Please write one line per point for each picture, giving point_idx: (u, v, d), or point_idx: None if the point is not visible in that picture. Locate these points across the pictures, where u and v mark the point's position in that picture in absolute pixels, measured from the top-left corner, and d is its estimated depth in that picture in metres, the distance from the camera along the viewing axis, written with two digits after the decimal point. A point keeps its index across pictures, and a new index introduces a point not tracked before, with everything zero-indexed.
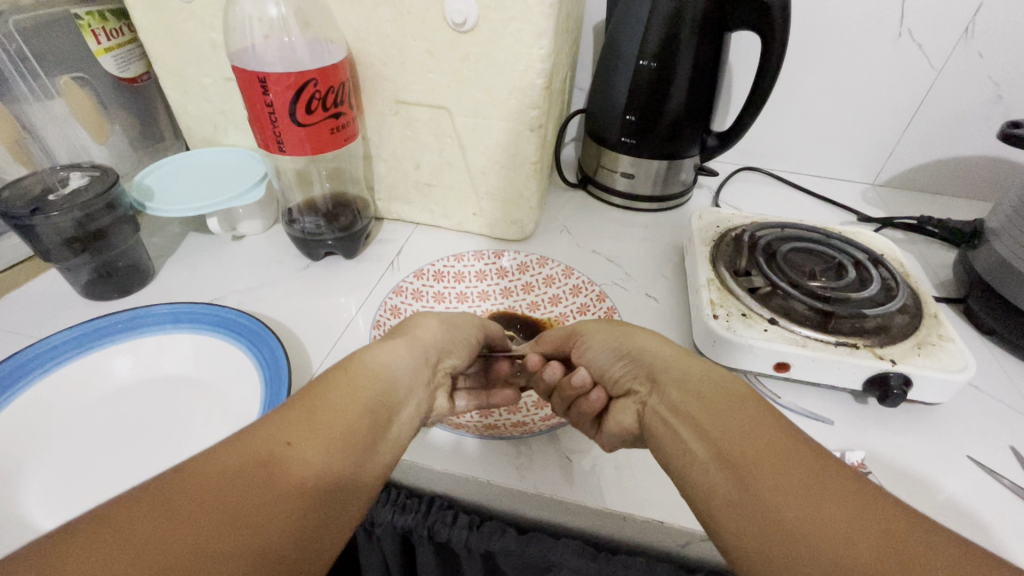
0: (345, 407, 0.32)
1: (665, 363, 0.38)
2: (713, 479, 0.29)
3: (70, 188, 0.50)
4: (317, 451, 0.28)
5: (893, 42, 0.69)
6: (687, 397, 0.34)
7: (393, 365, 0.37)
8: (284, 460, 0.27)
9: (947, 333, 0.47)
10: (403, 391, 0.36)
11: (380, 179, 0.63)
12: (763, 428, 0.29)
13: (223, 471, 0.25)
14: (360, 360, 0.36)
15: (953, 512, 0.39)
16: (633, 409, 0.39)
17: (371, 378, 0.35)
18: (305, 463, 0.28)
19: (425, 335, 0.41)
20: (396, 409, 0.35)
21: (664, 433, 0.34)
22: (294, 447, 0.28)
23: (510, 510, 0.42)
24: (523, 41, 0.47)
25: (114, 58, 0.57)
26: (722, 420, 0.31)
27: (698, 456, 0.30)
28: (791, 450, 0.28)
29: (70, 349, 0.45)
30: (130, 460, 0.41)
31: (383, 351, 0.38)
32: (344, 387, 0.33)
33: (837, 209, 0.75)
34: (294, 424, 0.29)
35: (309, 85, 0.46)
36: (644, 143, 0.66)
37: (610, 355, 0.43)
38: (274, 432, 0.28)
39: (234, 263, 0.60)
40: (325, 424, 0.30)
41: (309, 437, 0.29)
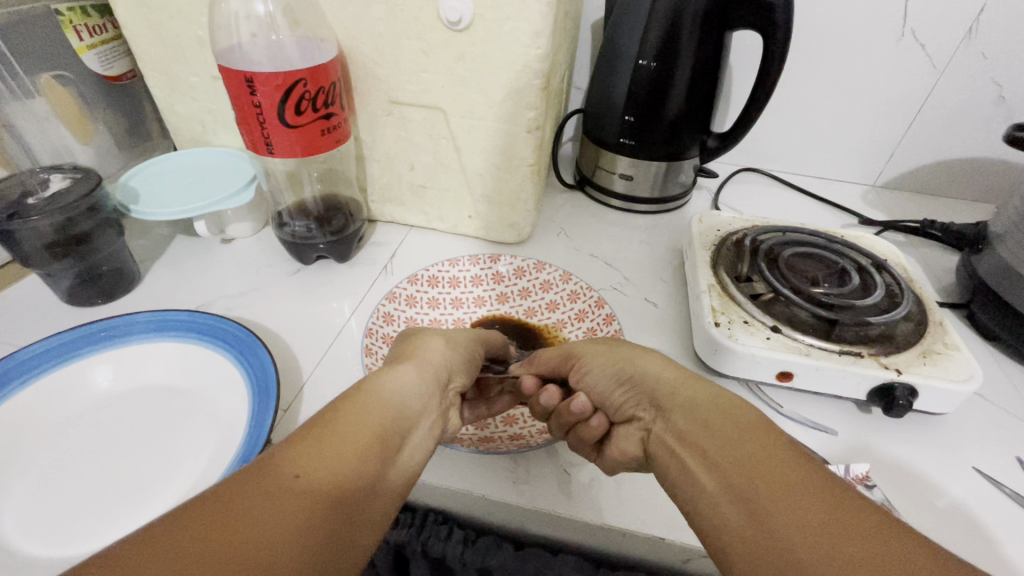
0: (356, 435, 0.30)
1: (671, 388, 0.37)
2: (725, 515, 0.28)
3: (51, 191, 0.48)
4: (327, 481, 0.27)
5: (895, 42, 0.68)
6: (694, 424, 0.33)
7: (402, 389, 0.36)
8: (293, 492, 0.26)
9: (952, 341, 0.46)
10: (415, 415, 0.35)
11: (373, 181, 0.62)
12: (772, 460, 0.29)
13: (228, 510, 0.24)
14: (369, 386, 0.35)
15: (960, 526, 0.38)
16: (637, 434, 0.38)
17: (382, 403, 0.34)
18: (316, 495, 0.26)
19: (433, 357, 0.40)
20: (408, 436, 0.33)
21: (671, 462, 0.33)
22: (302, 480, 0.26)
23: (506, 525, 0.41)
24: (519, 41, 0.46)
25: (97, 56, 0.56)
26: (730, 451, 0.30)
27: (707, 488, 0.30)
28: (803, 484, 0.27)
29: (51, 360, 0.44)
30: (112, 476, 0.39)
31: (391, 374, 0.36)
32: (353, 413, 0.32)
33: (837, 211, 0.74)
34: (303, 454, 0.28)
35: (298, 85, 0.44)
36: (644, 144, 0.65)
37: (611, 379, 0.41)
38: (282, 463, 0.27)
39: (223, 267, 0.59)
40: (336, 454, 0.29)
41: (319, 467, 0.27)
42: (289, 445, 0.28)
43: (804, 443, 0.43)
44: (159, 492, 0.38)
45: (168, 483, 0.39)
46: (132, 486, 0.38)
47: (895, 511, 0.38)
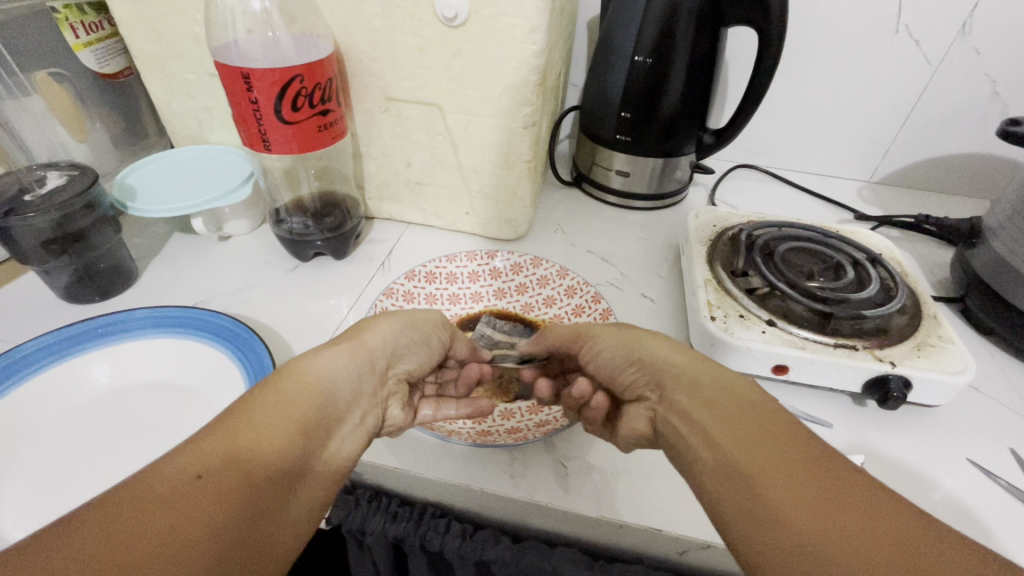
0: (269, 427, 0.30)
1: (679, 369, 0.37)
2: (725, 487, 0.29)
3: (48, 188, 0.48)
4: (234, 481, 0.27)
5: (889, 38, 0.68)
6: (696, 402, 0.34)
7: (330, 373, 0.35)
8: (193, 496, 0.25)
9: (947, 334, 0.46)
10: (342, 403, 0.34)
11: (370, 178, 0.62)
12: (772, 437, 0.29)
13: (122, 519, 0.23)
14: (291, 372, 0.34)
15: (952, 517, 0.38)
16: (645, 414, 0.38)
17: (306, 388, 0.33)
18: (220, 494, 0.26)
19: (374, 339, 0.39)
20: (332, 424, 0.33)
21: (674, 437, 0.34)
22: (203, 481, 0.26)
23: (504, 518, 0.41)
24: (515, 37, 0.46)
25: (94, 54, 0.56)
26: (732, 426, 0.31)
27: (707, 461, 0.31)
28: (803, 460, 0.28)
29: (48, 356, 0.44)
30: (109, 471, 0.39)
31: (320, 357, 0.35)
32: (270, 405, 0.31)
33: (833, 207, 0.74)
34: (205, 454, 0.27)
35: (294, 81, 0.44)
36: (640, 140, 0.65)
37: (621, 359, 0.41)
38: (185, 464, 0.26)
39: (220, 264, 0.59)
40: (245, 451, 0.28)
41: (223, 467, 0.27)
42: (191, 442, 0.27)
43: None
44: None
45: None
46: None
47: None
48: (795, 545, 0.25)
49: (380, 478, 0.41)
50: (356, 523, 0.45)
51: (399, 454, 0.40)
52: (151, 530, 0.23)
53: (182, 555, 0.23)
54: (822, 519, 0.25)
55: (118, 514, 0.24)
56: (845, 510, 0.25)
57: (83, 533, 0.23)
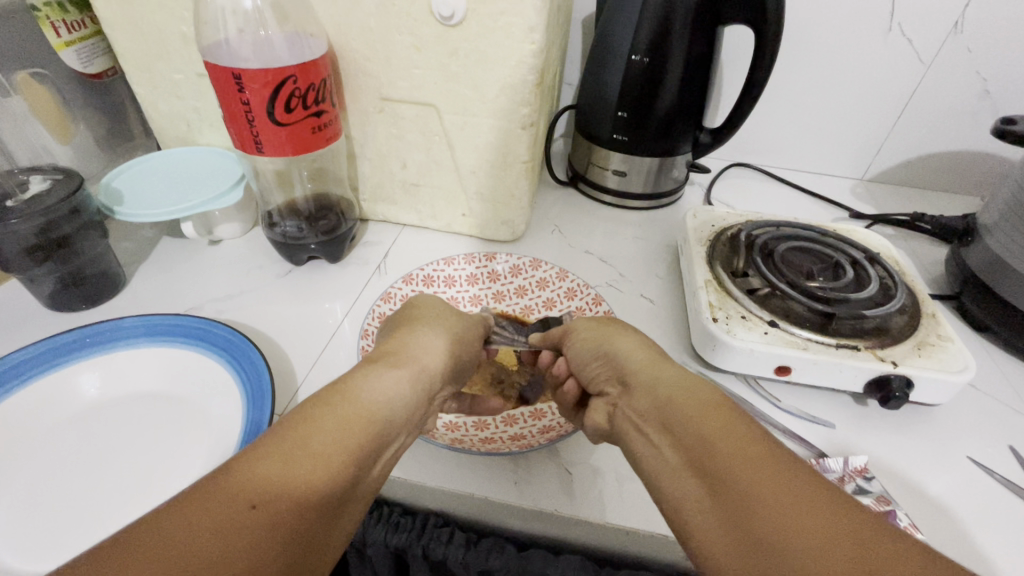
0: (326, 453, 0.28)
1: (638, 367, 0.38)
2: (688, 488, 0.29)
3: (31, 193, 0.47)
4: (288, 511, 0.25)
5: (883, 37, 0.68)
6: (656, 402, 0.34)
7: (393, 395, 0.35)
8: (249, 525, 0.24)
9: (946, 332, 0.46)
10: (394, 427, 0.34)
11: (365, 179, 0.61)
12: (730, 434, 0.29)
13: (171, 547, 0.22)
14: (348, 392, 0.33)
15: (955, 515, 0.38)
16: (605, 409, 0.39)
17: (370, 409, 0.32)
18: (274, 525, 0.24)
19: (431, 362, 0.39)
20: (381, 449, 0.32)
21: (630, 432, 0.35)
22: (260, 510, 0.24)
23: (510, 527, 0.41)
24: (513, 36, 0.45)
25: (76, 52, 0.54)
26: (692, 426, 0.31)
27: (672, 463, 0.31)
28: (761, 456, 0.27)
29: (36, 367, 0.42)
30: (102, 484, 0.38)
31: (377, 379, 0.35)
32: (328, 427, 0.30)
33: (828, 206, 0.75)
34: (261, 477, 0.25)
35: (288, 82, 0.43)
36: (637, 140, 0.64)
37: (589, 354, 0.43)
38: (241, 487, 0.25)
39: (212, 269, 0.58)
40: (303, 479, 0.26)
41: (279, 495, 0.25)
42: (245, 461, 0.26)
43: (803, 437, 0.43)
44: (153, 499, 0.37)
45: (162, 489, 0.38)
46: (125, 494, 0.38)
47: (895, 502, 0.38)
48: (752, 543, 0.25)
49: (382, 488, 0.41)
50: (358, 534, 0.44)
51: (399, 463, 0.39)
52: (203, 560, 0.22)
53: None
54: (777, 517, 0.25)
55: (167, 539, 0.22)
56: (812, 509, 0.25)
57: (132, 558, 0.21)
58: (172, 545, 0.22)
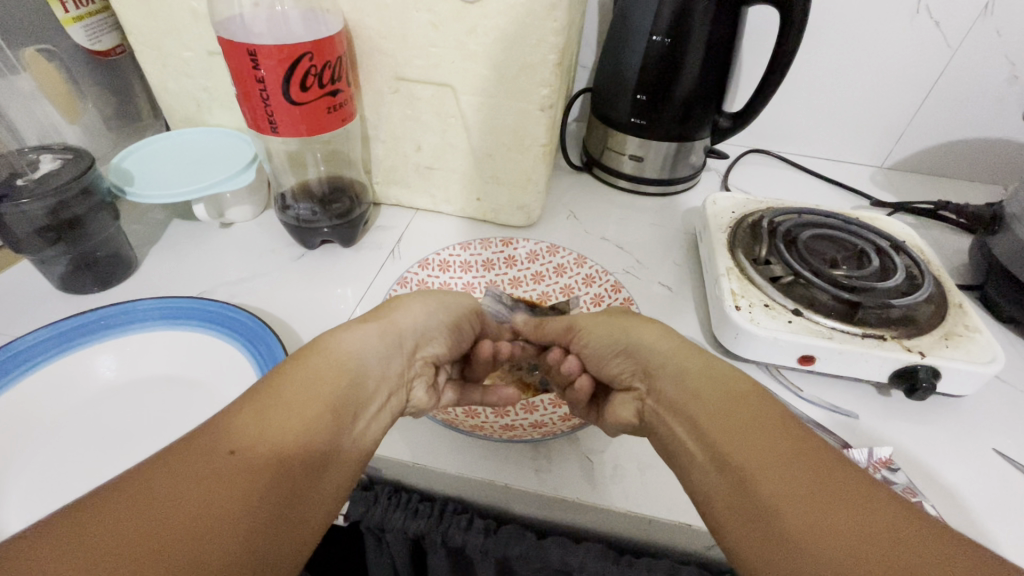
0: (302, 405, 0.28)
1: (664, 358, 0.37)
2: (713, 482, 0.29)
3: (41, 172, 0.46)
4: (268, 458, 0.25)
5: (909, 19, 0.66)
6: (682, 393, 0.34)
7: (362, 350, 0.34)
8: (226, 470, 0.24)
9: (973, 323, 0.45)
10: (373, 382, 0.33)
11: (378, 162, 0.59)
12: (761, 429, 0.29)
13: (157, 492, 0.22)
14: (320, 349, 0.33)
15: (983, 506, 0.38)
16: (633, 404, 0.38)
17: (341, 364, 0.32)
18: (252, 471, 0.24)
19: (403, 319, 0.39)
20: (362, 402, 0.32)
21: (659, 424, 0.35)
22: (237, 456, 0.25)
23: (530, 514, 0.40)
24: (535, 13, 0.44)
25: (84, 29, 0.52)
26: (719, 420, 0.30)
27: (697, 458, 0.30)
28: (792, 453, 0.27)
29: (50, 348, 0.42)
30: (118, 468, 0.38)
31: (351, 336, 0.35)
32: (304, 380, 0.30)
33: (848, 193, 0.73)
34: (239, 428, 0.26)
35: (303, 59, 0.42)
36: (655, 124, 0.63)
37: (609, 348, 0.42)
38: (215, 439, 0.25)
39: (223, 252, 0.57)
40: (278, 428, 0.27)
41: (256, 444, 0.25)
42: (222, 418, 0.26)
43: (827, 427, 0.42)
44: None
45: None
46: None
47: (921, 493, 0.38)
48: (784, 538, 0.24)
49: (402, 474, 0.40)
50: (375, 521, 0.43)
51: (420, 450, 0.39)
52: (188, 506, 0.22)
53: (213, 534, 0.22)
54: (811, 512, 0.24)
55: (150, 485, 0.23)
56: (842, 502, 0.25)
57: (125, 498, 0.22)
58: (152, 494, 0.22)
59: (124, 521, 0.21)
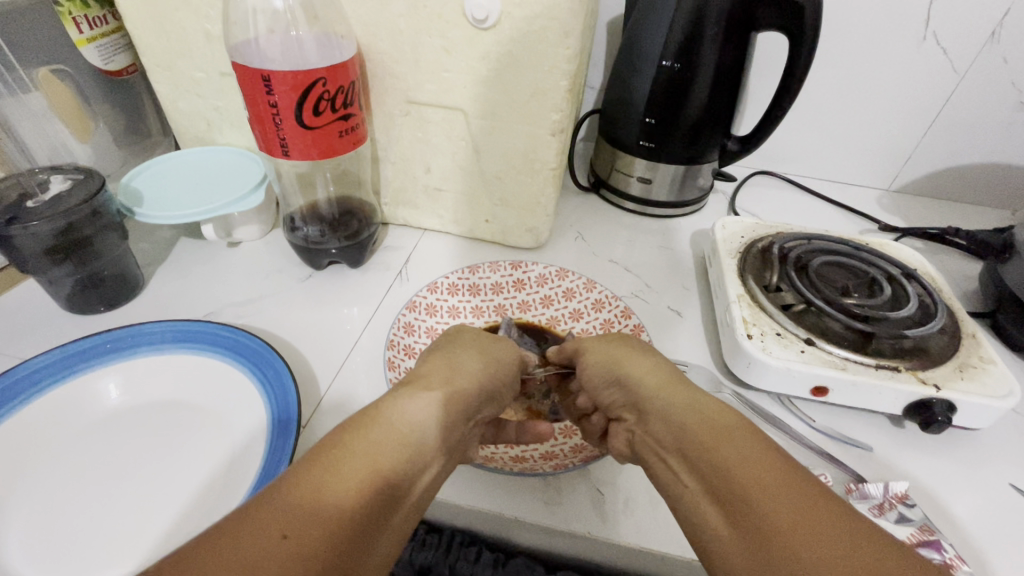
0: (359, 483, 0.27)
1: (653, 392, 0.36)
2: (706, 515, 0.28)
3: (51, 193, 0.46)
4: (320, 542, 0.24)
5: (916, 45, 0.67)
6: (670, 428, 0.33)
7: (425, 415, 0.33)
8: (279, 560, 0.22)
9: (987, 354, 0.45)
10: (432, 452, 0.32)
11: (387, 183, 0.59)
12: (750, 457, 0.28)
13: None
14: (383, 414, 0.32)
15: (1004, 544, 0.37)
16: (625, 435, 0.38)
17: (403, 432, 0.31)
18: (305, 561, 0.23)
19: (464, 380, 0.38)
20: (417, 476, 0.31)
21: (653, 459, 0.34)
22: (290, 541, 0.23)
23: (539, 546, 0.39)
24: (548, 41, 0.44)
25: (97, 49, 0.53)
26: (705, 450, 0.30)
27: (690, 491, 0.30)
28: (780, 483, 0.26)
29: (57, 372, 0.42)
30: (121, 496, 0.37)
31: (414, 402, 0.33)
32: (362, 450, 0.29)
33: (855, 217, 0.73)
34: (293, 506, 0.25)
35: (316, 85, 0.42)
36: (664, 147, 0.63)
37: (601, 377, 0.41)
38: (270, 518, 0.24)
39: (231, 272, 0.57)
40: (333, 506, 0.25)
41: (310, 526, 0.24)
42: (276, 492, 0.25)
43: (841, 460, 0.41)
44: (176, 512, 0.36)
45: (184, 505, 0.37)
46: (149, 507, 0.37)
47: (938, 531, 0.37)
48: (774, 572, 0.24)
49: None
50: None
51: None
52: None
53: None
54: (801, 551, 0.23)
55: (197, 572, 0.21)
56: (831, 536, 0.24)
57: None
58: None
59: None
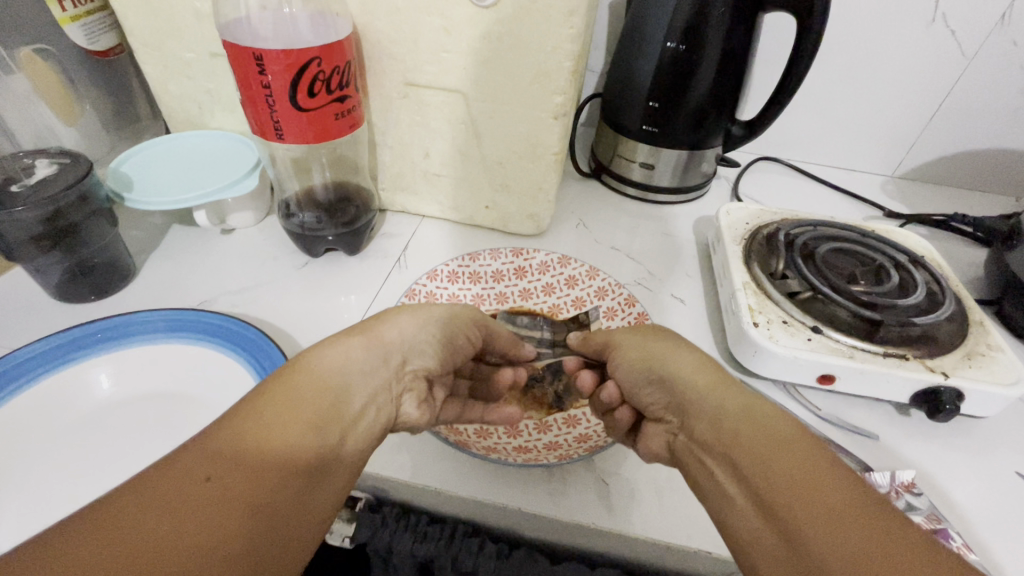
0: (284, 428, 0.27)
1: (699, 393, 0.35)
2: (757, 529, 0.27)
3: (37, 178, 0.44)
4: (245, 482, 0.25)
5: (925, 28, 0.65)
6: (719, 432, 0.32)
7: (347, 366, 0.33)
8: (197, 502, 0.23)
9: (995, 342, 0.44)
10: (358, 399, 0.32)
11: (385, 168, 0.58)
12: (813, 480, 0.27)
13: (125, 524, 0.22)
14: (302, 365, 0.31)
15: (1011, 534, 0.36)
16: (664, 436, 0.37)
17: (323, 382, 0.31)
18: (224, 502, 0.24)
19: (391, 332, 0.37)
20: (347, 421, 0.31)
21: (694, 467, 0.34)
22: (214, 483, 0.24)
23: (544, 537, 0.39)
24: (551, 19, 0.42)
25: (82, 28, 0.51)
26: (762, 464, 0.29)
27: (737, 502, 0.29)
28: (843, 502, 0.26)
29: (46, 363, 0.41)
30: (114, 488, 0.37)
31: (333, 353, 0.33)
32: (282, 398, 0.29)
33: (860, 203, 0.72)
34: (216, 452, 0.25)
35: (311, 64, 0.40)
36: (668, 132, 0.62)
37: (641, 377, 0.40)
38: (192, 464, 0.24)
39: (225, 260, 0.55)
40: (257, 453, 0.26)
41: (231, 467, 0.25)
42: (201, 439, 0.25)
43: (847, 449, 0.41)
44: None
45: None
46: None
47: (945, 519, 0.37)
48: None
49: (406, 494, 0.39)
50: (384, 545, 0.42)
51: (431, 471, 0.37)
52: (162, 541, 0.22)
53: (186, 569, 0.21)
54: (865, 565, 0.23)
55: (115, 519, 0.22)
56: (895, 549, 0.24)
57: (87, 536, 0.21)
58: (122, 530, 0.21)
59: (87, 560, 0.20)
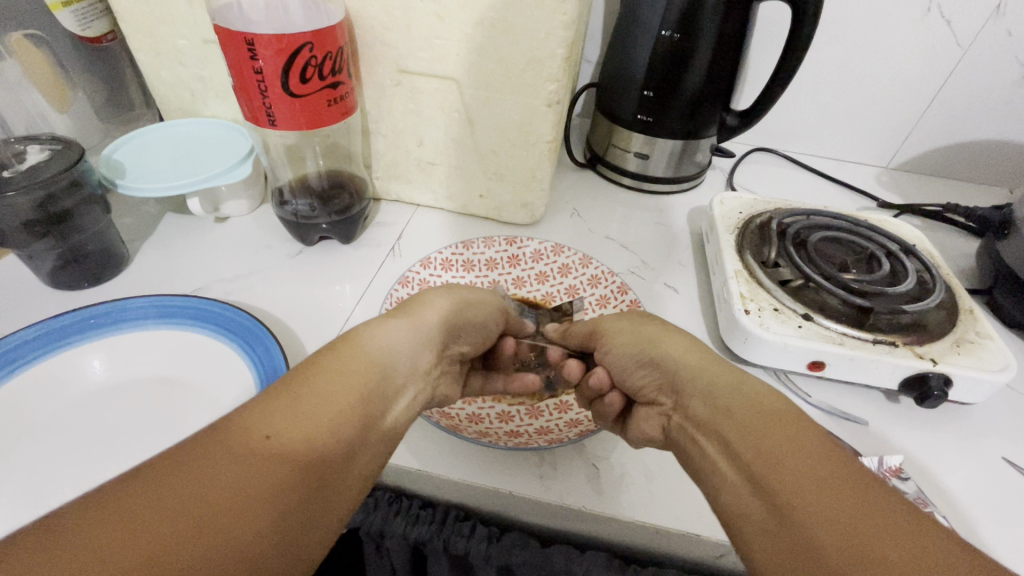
0: (336, 399, 0.28)
1: (694, 372, 0.35)
2: (747, 502, 0.27)
3: (28, 163, 0.44)
4: (299, 446, 0.25)
5: (920, 18, 0.65)
6: (715, 411, 0.32)
7: (393, 345, 0.34)
8: (257, 458, 0.24)
9: (984, 330, 0.45)
10: (401, 378, 0.33)
11: (379, 156, 0.58)
12: (804, 455, 0.27)
13: (188, 473, 0.23)
14: (352, 341, 0.32)
15: (997, 517, 0.37)
16: (658, 419, 0.37)
17: (371, 358, 0.32)
18: (282, 460, 0.24)
19: (431, 314, 0.38)
20: (391, 399, 0.32)
21: (689, 447, 0.34)
22: (270, 444, 0.25)
23: (535, 521, 0.39)
24: (544, 6, 0.42)
25: (73, 14, 0.50)
26: (755, 439, 0.29)
27: (729, 477, 0.29)
28: (832, 476, 0.26)
29: (37, 349, 0.41)
30: (107, 470, 0.37)
31: (379, 332, 0.34)
32: (333, 372, 0.30)
33: (854, 194, 0.72)
34: (271, 416, 0.26)
35: (303, 49, 0.40)
36: (663, 121, 0.62)
37: (632, 359, 0.40)
38: (249, 425, 0.25)
39: (218, 247, 0.55)
40: (310, 421, 0.27)
41: (288, 430, 0.26)
42: (259, 404, 0.26)
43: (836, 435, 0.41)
44: None
45: None
46: None
47: (931, 504, 0.37)
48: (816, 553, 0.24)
49: (398, 478, 0.40)
50: (377, 528, 0.43)
51: (424, 454, 0.38)
52: (224, 490, 0.22)
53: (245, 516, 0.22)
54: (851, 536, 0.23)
55: (179, 468, 0.23)
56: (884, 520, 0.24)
57: (155, 483, 0.22)
58: (186, 479, 0.22)
59: (154, 501, 0.21)
